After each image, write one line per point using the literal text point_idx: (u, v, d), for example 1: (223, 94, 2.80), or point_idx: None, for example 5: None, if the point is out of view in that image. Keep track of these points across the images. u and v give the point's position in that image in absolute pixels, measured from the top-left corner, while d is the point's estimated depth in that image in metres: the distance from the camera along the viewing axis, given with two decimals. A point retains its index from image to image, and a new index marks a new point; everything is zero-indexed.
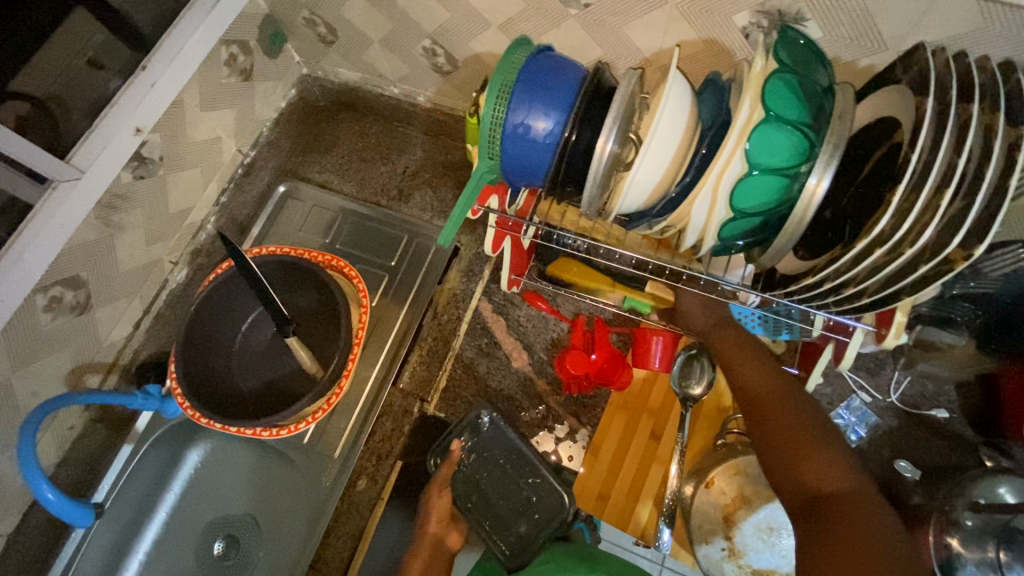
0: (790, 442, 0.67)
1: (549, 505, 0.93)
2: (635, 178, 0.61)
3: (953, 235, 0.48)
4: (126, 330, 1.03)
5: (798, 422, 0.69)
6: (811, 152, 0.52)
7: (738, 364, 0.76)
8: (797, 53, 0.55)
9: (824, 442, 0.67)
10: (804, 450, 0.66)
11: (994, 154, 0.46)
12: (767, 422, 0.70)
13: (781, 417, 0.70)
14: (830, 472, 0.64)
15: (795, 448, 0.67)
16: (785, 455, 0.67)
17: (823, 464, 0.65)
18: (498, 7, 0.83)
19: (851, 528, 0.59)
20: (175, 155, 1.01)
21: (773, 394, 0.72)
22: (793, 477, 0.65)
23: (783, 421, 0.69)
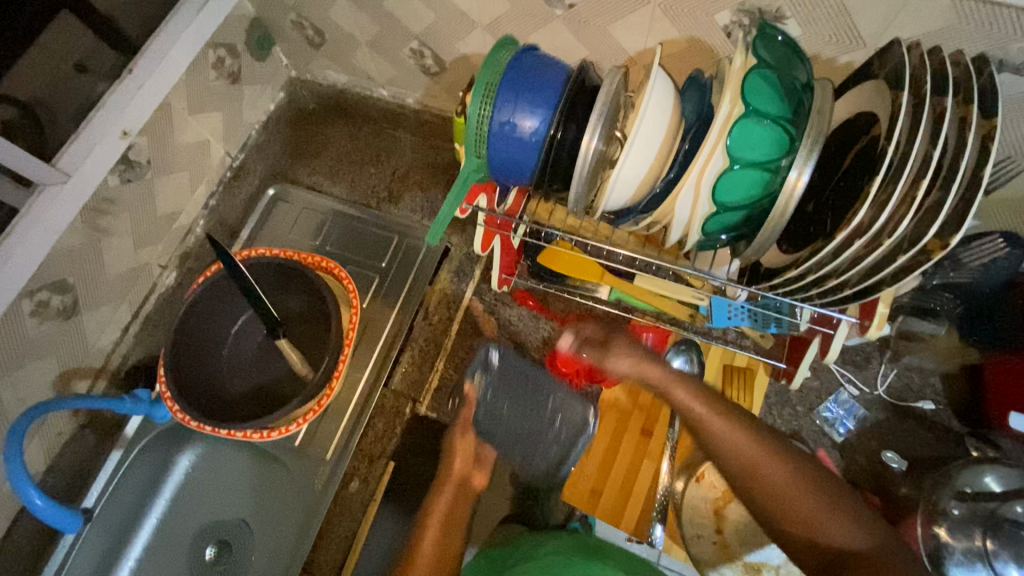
0: (796, 510, 0.60)
1: (574, 420, 0.95)
2: (621, 173, 0.62)
3: (929, 225, 0.48)
4: (115, 335, 1.02)
5: (794, 480, 0.61)
6: (791, 147, 0.53)
7: (712, 427, 0.66)
8: (778, 49, 0.56)
9: (828, 494, 0.60)
10: (814, 515, 0.59)
11: (968, 145, 0.47)
12: (763, 493, 0.62)
13: (775, 484, 0.61)
14: (847, 528, 0.58)
15: (804, 516, 0.60)
16: (796, 526, 0.60)
17: (838, 522, 0.59)
18: (484, 9, 0.84)
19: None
20: (164, 159, 1.01)
21: (756, 456, 0.63)
22: (815, 547, 0.59)
23: (779, 486, 0.61)
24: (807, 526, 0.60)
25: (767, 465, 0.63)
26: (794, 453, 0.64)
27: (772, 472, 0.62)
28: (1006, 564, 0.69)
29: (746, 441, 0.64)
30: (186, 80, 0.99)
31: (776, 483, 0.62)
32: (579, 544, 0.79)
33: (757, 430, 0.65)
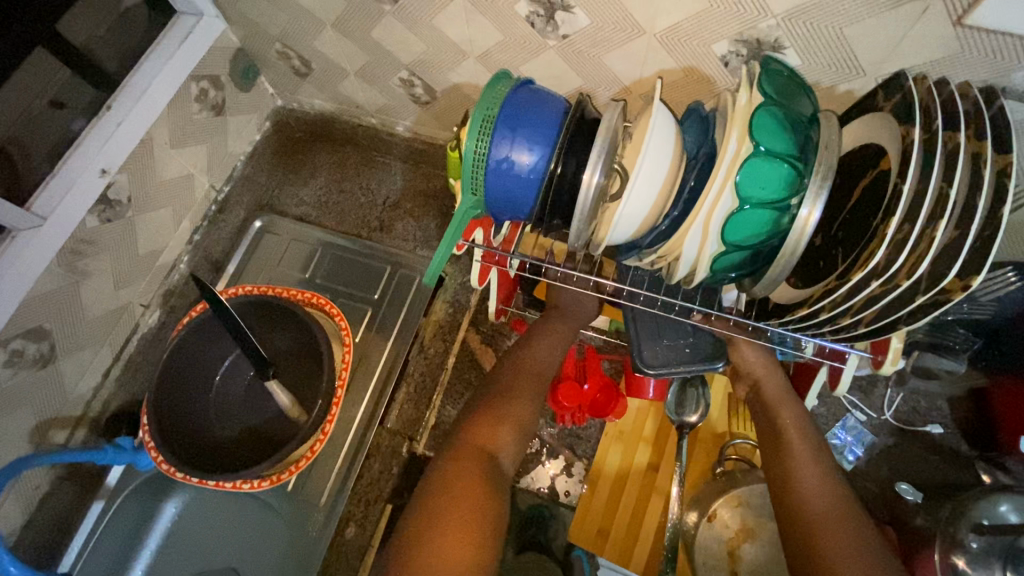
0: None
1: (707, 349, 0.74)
2: (625, 210, 0.60)
3: (948, 266, 0.46)
4: (95, 380, 0.98)
5: (864, 564, 0.61)
6: (801, 183, 0.52)
7: (792, 472, 0.69)
8: (781, 83, 0.54)
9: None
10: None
11: (984, 183, 0.46)
12: (828, 556, 0.62)
13: (847, 553, 0.62)
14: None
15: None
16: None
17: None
18: (476, 39, 0.83)
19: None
20: (145, 196, 0.97)
21: (830, 515, 0.65)
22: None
23: (849, 558, 0.61)
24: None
25: (840, 528, 0.64)
26: (875, 542, 0.63)
27: (842, 544, 0.62)
28: None
29: (823, 501, 0.66)
30: (168, 114, 0.96)
31: (845, 557, 0.61)
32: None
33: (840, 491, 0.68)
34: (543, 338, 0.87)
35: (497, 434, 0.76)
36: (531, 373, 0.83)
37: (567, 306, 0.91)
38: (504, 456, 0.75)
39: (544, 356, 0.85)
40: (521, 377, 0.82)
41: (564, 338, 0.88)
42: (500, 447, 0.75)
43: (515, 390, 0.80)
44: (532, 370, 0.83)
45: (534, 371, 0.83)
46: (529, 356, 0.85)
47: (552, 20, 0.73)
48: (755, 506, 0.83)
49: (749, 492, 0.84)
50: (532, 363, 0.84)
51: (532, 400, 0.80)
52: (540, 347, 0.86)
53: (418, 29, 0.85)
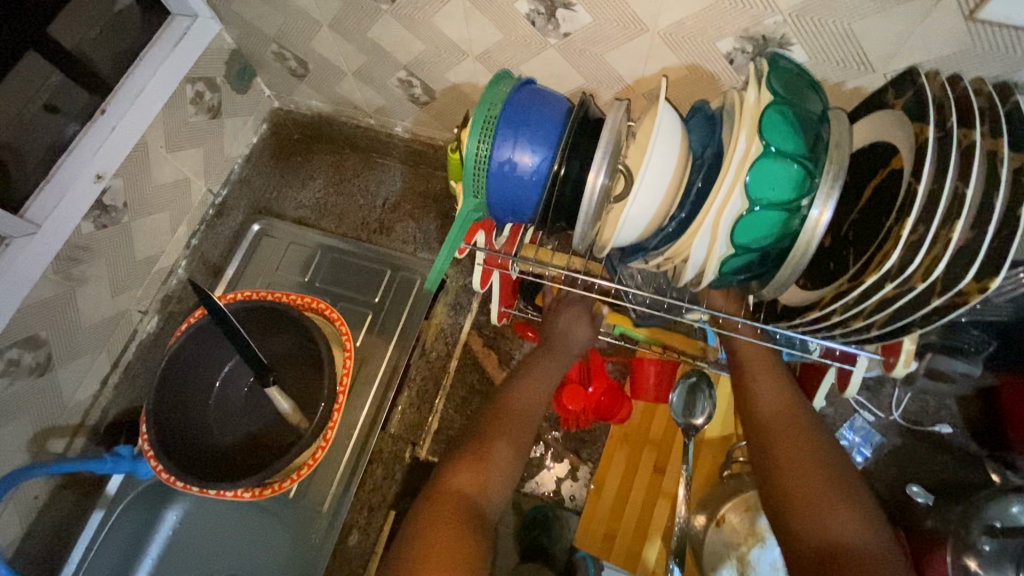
0: (809, 485, 0.63)
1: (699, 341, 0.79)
2: (630, 212, 0.59)
3: (966, 267, 0.45)
4: (93, 388, 0.96)
5: (812, 464, 0.65)
6: (812, 183, 0.51)
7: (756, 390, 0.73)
8: (791, 81, 0.53)
9: (843, 491, 0.63)
10: (826, 497, 0.62)
11: (1002, 182, 0.44)
12: (778, 459, 0.66)
13: (798, 456, 0.66)
14: (852, 522, 0.60)
15: (814, 492, 0.62)
16: (800, 498, 0.63)
17: (844, 514, 0.61)
18: (475, 38, 0.81)
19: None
20: (141, 201, 0.96)
21: (785, 426, 0.68)
22: (815, 527, 0.60)
23: (799, 459, 0.65)
24: (813, 503, 0.62)
25: (792, 436, 0.68)
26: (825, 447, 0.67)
27: (795, 448, 0.66)
28: None
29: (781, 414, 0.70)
30: (164, 118, 0.95)
31: (795, 457, 0.66)
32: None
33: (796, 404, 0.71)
34: (529, 377, 0.85)
35: (479, 485, 0.72)
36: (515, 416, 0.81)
37: (562, 331, 0.89)
38: (487, 505, 0.72)
39: (531, 399, 0.82)
40: (504, 420, 0.80)
41: (552, 375, 0.86)
42: (481, 494, 0.72)
43: (498, 434, 0.78)
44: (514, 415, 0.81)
45: (517, 418, 0.80)
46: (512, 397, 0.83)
47: (553, 18, 0.72)
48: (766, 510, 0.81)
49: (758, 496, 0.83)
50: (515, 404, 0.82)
51: (514, 446, 0.78)
52: (528, 389, 0.84)
53: (416, 29, 0.84)
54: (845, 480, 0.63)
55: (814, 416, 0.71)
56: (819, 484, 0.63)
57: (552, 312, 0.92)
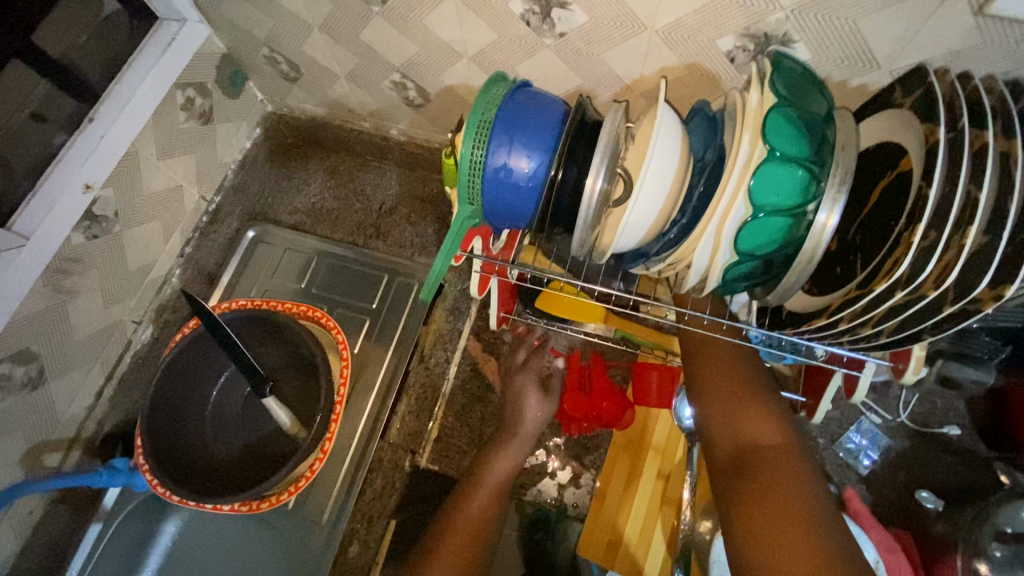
0: (722, 392, 0.64)
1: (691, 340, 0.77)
2: (629, 218, 0.57)
3: (980, 274, 0.43)
4: (88, 401, 0.95)
5: (728, 372, 0.66)
6: (818, 187, 0.49)
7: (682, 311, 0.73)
8: (795, 81, 0.51)
9: (755, 395, 0.63)
10: (738, 400, 0.63)
11: (1016, 184, 0.43)
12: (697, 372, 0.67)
13: (715, 367, 0.66)
14: (762, 420, 0.61)
15: (726, 396, 0.63)
16: (715, 405, 0.63)
17: (754, 413, 0.61)
18: (469, 40, 0.79)
19: (774, 473, 0.55)
20: (132, 210, 0.94)
21: (705, 341, 0.69)
22: (727, 426, 0.61)
23: (716, 369, 0.66)
24: (727, 406, 0.62)
25: (715, 352, 0.68)
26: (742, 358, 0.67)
27: (713, 361, 0.67)
28: None
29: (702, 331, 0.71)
30: (154, 125, 0.93)
31: (712, 367, 0.67)
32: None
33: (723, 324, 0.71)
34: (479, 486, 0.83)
35: None
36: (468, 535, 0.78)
37: (516, 420, 0.89)
38: None
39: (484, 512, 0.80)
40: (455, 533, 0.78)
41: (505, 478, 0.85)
42: None
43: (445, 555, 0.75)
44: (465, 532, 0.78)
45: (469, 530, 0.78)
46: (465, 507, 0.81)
47: (549, 18, 0.70)
48: None
49: None
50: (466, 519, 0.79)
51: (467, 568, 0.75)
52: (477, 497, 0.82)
53: (409, 30, 0.82)
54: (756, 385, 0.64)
55: (762, 374, 0.66)
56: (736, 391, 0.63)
57: (508, 394, 0.92)
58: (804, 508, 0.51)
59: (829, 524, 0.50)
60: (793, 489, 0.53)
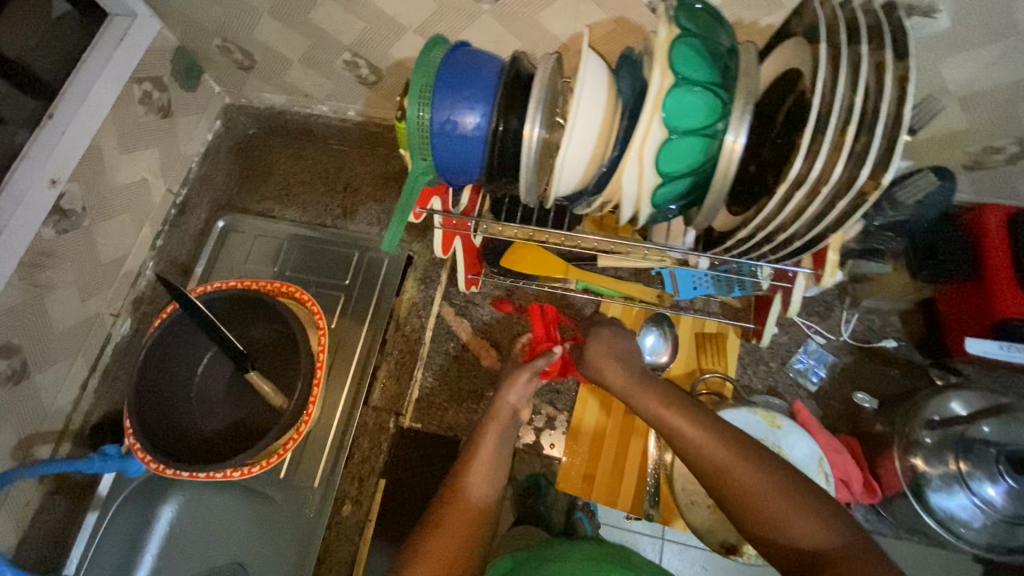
0: (772, 510, 0.57)
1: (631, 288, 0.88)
2: (566, 158, 0.63)
3: (862, 166, 0.50)
4: (73, 393, 0.98)
5: (768, 481, 0.58)
6: (725, 109, 0.54)
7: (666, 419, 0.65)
8: (700, 16, 0.57)
9: (802, 497, 0.57)
10: (787, 510, 0.57)
11: (887, 89, 0.49)
12: (735, 490, 0.59)
13: (753, 483, 0.58)
14: (821, 530, 0.56)
15: (775, 512, 0.57)
16: (769, 526, 0.57)
17: (810, 522, 0.56)
18: (411, 11, 0.83)
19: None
20: (99, 204, 0.96)
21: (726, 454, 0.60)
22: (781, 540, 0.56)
23: (740, 477, 0.59)
24: (780, 523, 0.57)
25: (725, 454, 0.60)
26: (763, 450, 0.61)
27: (746, 469, 0.59)
28: (981, 482, 0.73)
29: (716, 439, 0.61)
30: (113, 119, 0.95)
31: (752, 481, 0.58)
32: (608, 553, 0.79)
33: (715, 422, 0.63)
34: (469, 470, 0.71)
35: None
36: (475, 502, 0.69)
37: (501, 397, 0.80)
38: None
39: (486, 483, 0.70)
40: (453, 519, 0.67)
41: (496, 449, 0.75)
42: None
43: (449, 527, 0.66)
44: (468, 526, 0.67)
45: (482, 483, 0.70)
46: (467, 488, 0.70)
47: None
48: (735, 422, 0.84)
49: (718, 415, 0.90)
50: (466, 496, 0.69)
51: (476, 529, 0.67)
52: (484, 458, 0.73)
53: (353, 7, 0.86)
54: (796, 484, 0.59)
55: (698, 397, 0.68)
56: (769, 489, 0.58)
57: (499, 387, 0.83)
58: None
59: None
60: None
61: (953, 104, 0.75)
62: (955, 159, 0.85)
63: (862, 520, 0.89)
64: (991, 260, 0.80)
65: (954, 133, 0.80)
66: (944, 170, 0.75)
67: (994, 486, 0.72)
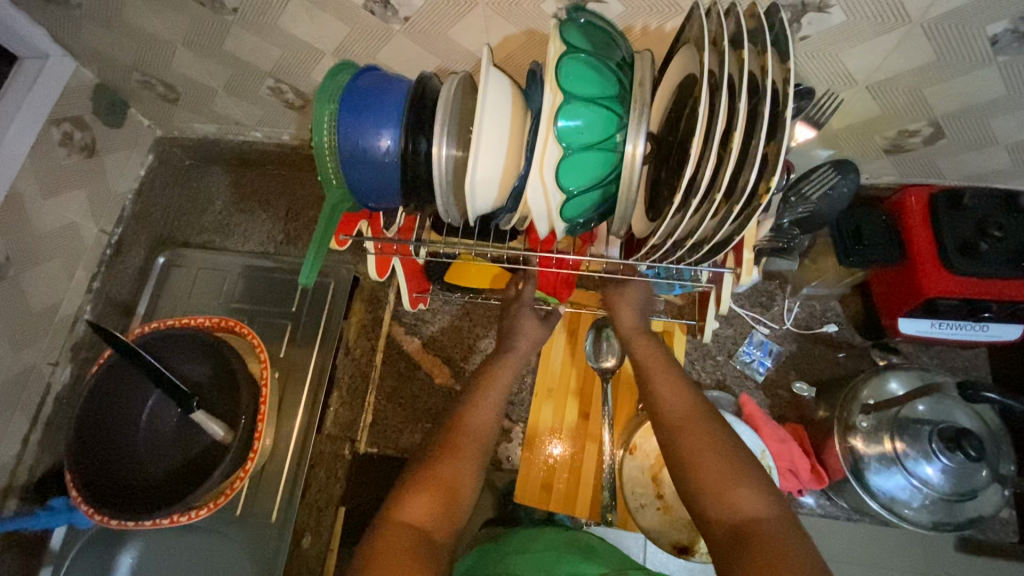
0: (711, 471, 0.60)
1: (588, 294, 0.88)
2: (476, 177, 0.61)
3: (750, 171, 0.52)
4: (15, 448, 0.96)
5: (721, 448, 0.62)
6: (621, 122, 0.55)
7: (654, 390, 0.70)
8: (589, 30, 0.57)
9: (743, 471, 0.60)
10: (731, 478, 0.59)
11: (768, 94, 0.51)
12: (687, 449, 0.63)
13: (702, 446, 0.62)
14: (755, 498, 0.58)
15: (715, 475, 0.60)
16: (712, 489, 0.59)
17: (749, 492, 0.58)
18: (324, 35, 0.82)
19: (778, 564, 0.51)
20: (27, 252, 0.93)
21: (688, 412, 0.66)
22: (718, 504, 0.58)
23: (698, 446, 0.62)
24: (716, 490, 0.59)
25: (694, 425, 0.65)
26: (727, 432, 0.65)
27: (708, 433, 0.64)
28: (916, 461, 0.74)
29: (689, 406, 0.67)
30: (32, 164, 0.92)
31: (706, 449, 0.62)
32: (569, 542, 0.82)
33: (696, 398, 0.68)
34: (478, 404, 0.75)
35: (426, 507, 0.63)
36: (473, 434, 0.72)
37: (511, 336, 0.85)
38: (435, 529, 0.63)
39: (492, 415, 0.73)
40: (461, 445, 0.70)
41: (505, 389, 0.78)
42: (428, 530, 0.62)
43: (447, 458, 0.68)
44: (467, 457, 0.69)
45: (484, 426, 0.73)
46: (469, 420, 0.73)
47: (389, 4, 0.74)
48: None
49: None
50: (471, 428, 0.72)
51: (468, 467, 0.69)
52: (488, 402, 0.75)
53: (265, 34, 0.84)
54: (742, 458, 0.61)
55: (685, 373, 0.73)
56: (722, 457, 0.61)
57: (506, 320, 0.87)
58: None
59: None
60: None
61: (863, 92, 0.76)
62: (874, 144, 0.87)
63: (816, 506, 0.94)
64: (912, 239, 0.81)
65: (868, 121, 0.82)
66: (846, 163, 0.77)
67: (929, 464, 0.74)
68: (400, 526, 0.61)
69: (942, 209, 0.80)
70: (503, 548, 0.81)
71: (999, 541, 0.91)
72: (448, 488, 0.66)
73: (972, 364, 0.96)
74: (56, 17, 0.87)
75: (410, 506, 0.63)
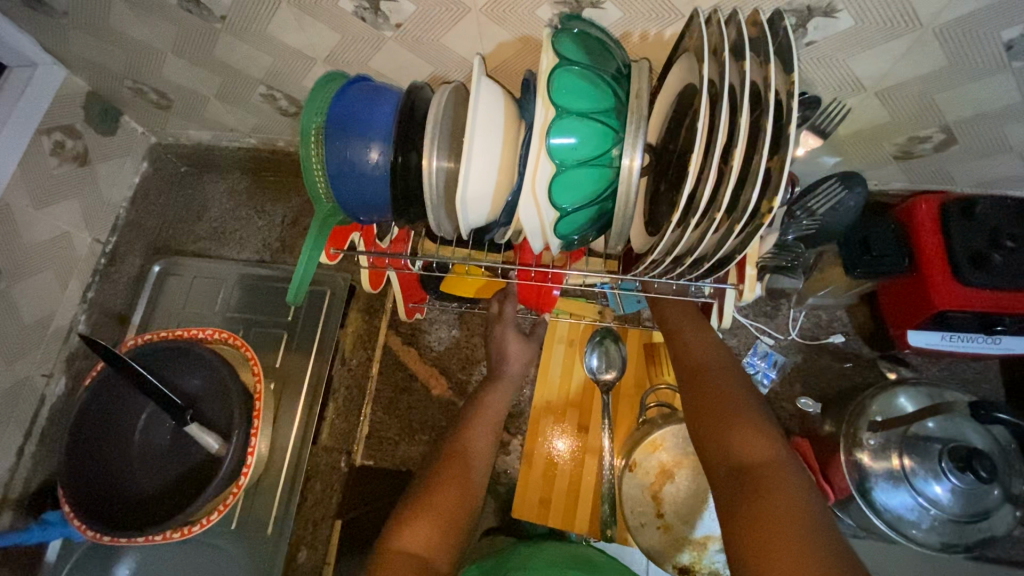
0: (719, 417, 0.62)
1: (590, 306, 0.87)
2: (468, 193, 0.59)
3: (752, 189, 0.49)
4: (9, 462, 0.95)
5: (736, 397, 0.64)
6: (617, 136, 0.52)
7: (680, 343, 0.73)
8: (585, 41, 0.55)
9: (752, 418, 0.61)
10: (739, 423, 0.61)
11: (770, 108, 0.48)
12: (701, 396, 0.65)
13: (713, 397, 0.64)
14: (757, 439, 0.59)
15: (722, 419, 0.62)
16: (719, 433, 0.61)
17: (753, 436, 0.59)
18: (315, 42, 0.81)
19: (772, 503, 0.53)
20: (18, 264, 0.92)
21: (704, 365, 0.68)
22: (722, 447, 0.60)
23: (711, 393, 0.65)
24: (721, 434, 0.61)
25: (711, 377, 0.67)
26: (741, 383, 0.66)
27: (728, 382, 0.65)
28: (926, 480, 0.72)
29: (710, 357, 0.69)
30: (21, 174, 0.91)
31: (720, 397, 0.64)
32: (570, 555, 0.81)
33: (718, 352, 0.70)
34: (474, 424, 0.79)
35: (426, 539, 0.64)
36: (470, 457, 0.75)
37: (502, 361, 0.87)
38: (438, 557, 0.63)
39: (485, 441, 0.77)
40: (458, 469, 0.72)
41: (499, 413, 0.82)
42: (429, 559, 0.63)
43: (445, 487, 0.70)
44: (468, 478, 0.72)
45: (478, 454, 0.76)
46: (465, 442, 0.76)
47: (380, 11, 0.72)
48: (671, 446, 0.86)
49: (665, 436, 0.87)
50: (469, 450, 0.75)
51: (465, 488, 0.70)
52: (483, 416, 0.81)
53: (255, 42, 0.82)
54: (752, 407, 0.62)
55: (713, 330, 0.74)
56: (735, 405, 0.63)
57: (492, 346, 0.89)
58: (797, 533, 0.50)
59: (825, 533, 0.50)
60: (787, 522, 0.50)
61: (872, 98, 0.74)
62: (883, 150, 0.84)
63: None
64: (922, 250, 0.79)
65: (876, 127, 0.79)
66: (852, 176, 0.74)
67: (939, 484, 0.71)
68: (397, 555, 0.62)
69: (953, 218, 0.77)
70: (504, 566, 0.80)
71: (1009, 559, 0.90)
72: (447, 518, 0.67)
73: (981, 377, 0.94)
74: (43, 25, 0.86)
75: (415, 531, 0.64)
